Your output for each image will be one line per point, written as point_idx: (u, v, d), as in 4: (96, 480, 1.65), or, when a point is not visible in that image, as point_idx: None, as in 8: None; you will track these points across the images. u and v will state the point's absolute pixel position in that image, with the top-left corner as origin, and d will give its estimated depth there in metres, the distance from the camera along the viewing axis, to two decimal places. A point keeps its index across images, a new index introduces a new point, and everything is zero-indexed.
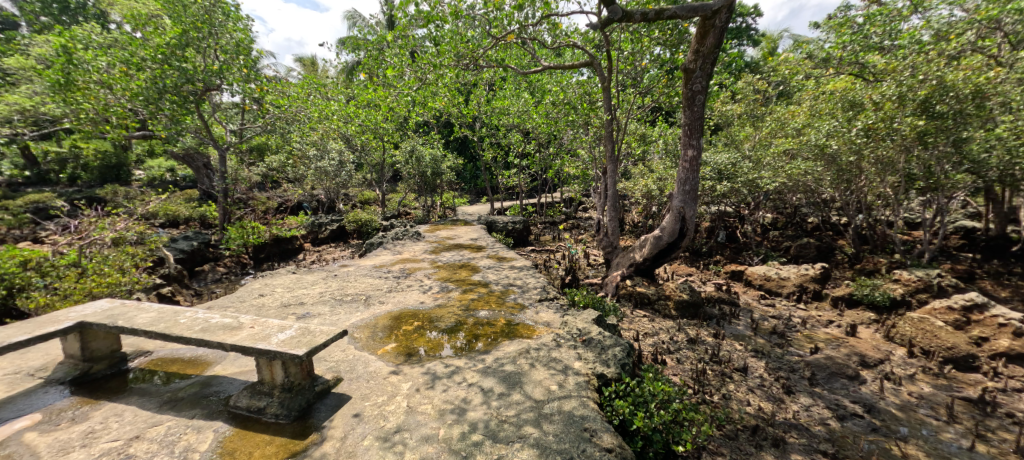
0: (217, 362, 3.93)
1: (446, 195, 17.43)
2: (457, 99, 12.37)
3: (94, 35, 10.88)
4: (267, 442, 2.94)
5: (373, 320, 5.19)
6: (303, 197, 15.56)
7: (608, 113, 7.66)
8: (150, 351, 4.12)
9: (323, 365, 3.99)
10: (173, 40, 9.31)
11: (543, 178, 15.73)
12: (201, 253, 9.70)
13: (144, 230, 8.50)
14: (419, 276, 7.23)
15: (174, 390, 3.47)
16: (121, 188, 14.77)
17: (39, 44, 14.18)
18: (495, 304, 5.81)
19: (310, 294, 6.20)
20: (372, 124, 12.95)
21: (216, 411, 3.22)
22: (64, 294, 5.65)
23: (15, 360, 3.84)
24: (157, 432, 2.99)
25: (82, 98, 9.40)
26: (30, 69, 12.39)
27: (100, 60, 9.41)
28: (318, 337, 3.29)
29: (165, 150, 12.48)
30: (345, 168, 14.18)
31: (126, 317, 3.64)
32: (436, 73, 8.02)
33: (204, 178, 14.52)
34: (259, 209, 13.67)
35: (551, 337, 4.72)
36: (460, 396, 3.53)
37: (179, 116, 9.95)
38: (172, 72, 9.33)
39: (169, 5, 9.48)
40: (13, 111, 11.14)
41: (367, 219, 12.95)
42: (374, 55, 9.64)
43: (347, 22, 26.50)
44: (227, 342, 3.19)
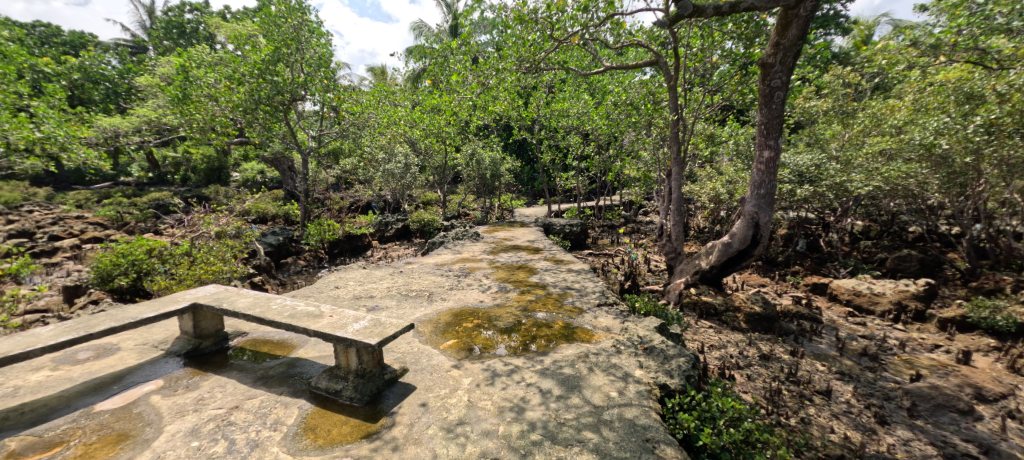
0: (300, 346, 4.33)
1: (504, 198, 17.69)
2: (516, 101, 12.54)
3: (205, 55, 12.57)
4: (343, 422, 3.18)
5: (436, 316, 5.42)
6: (372, 198, 16.62)
7: (674, 113, 7.37)
8: (246, 332, 4.66)
9: (391, 355, 4.25)
10: (268, 56, 10.38)
11: (602, 180, 15.42)
12: (285, 247, 10.73)
13: (241, 226, 9.59)
14: (479, 276, 7.43)
15: (266, 369, 3.88)
16: (222, 188, 16.87)
17: (164, 64, 16.66)
18: (553, 306, 5.82)
19: (379, 289, 6.62)
20: (436, 128, 13.60)
21: (301, 390, 3.55)
22: (180, 279, 6.57)
23: (144, 332, 4.52)
24: (252, 404, 3.35)
25: (195, 109, 11.00)
26: (156, 87, 14.57)
27: (210, 77, 10.90)
28: (389, 329, 3.52)
29: (258, 155, 14.03)
30: (411, 170, 14.92)
31: (230, 301, 4.15)
32: (499, 77, 8.19)
33: (288, 179, 16.10)
34: (335, 208, 14.85)
35: (611, 342, 4.63)
36: (520, 395, 3.58)
37: (270, 123, 11.13)
38: (266, 85, 10.48)
39: (265, 25, 10.52)
40: (142, 122, 13.17)
41: (430, 219, 13.55)
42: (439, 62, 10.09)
43: (414, 31, 27.93)
44: (311, 328, 3.50)
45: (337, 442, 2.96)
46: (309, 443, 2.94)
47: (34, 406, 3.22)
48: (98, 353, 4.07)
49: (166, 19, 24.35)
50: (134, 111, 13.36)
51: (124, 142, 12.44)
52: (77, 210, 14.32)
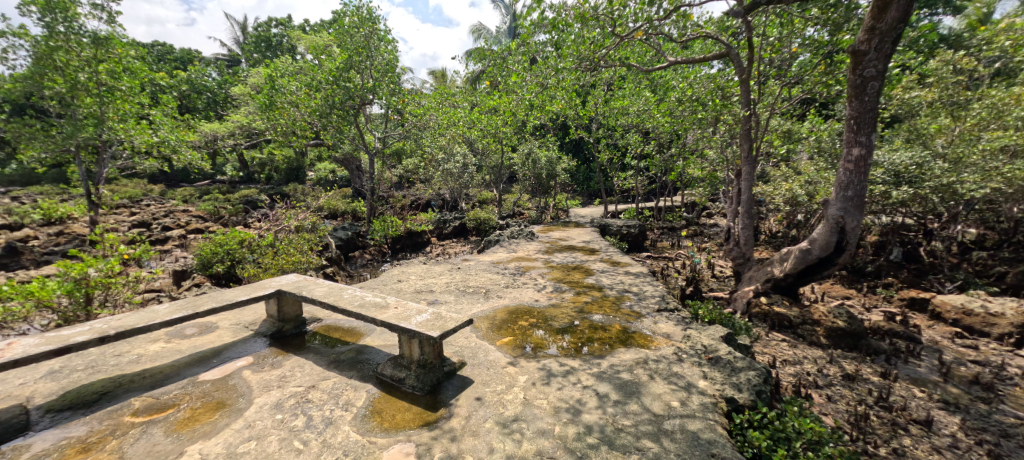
0: (367, 334, 4.62)
1: (559, 197, 17.57)
2: (574, 100, 12.39)
3: (288, 65, 13.80)
4: (407, 408, 3.34)
5: (492, 312, 5.53)
6: (432, 196, 17.28)
7: (746, 109, 6.87)
8: (321, 319, 5.06)
9: (450, 348, 4.40)
10: (342, 64, 11.14)
11: (663, 180, 14.76)
12: (353, 242, 11.48)
13: (315, 221, 10.40)
14: (534, 275, 7.45)
15: (337, 353, 4.19)
16: (300, 186, 18.44)
17: (254, 74, 18.54)
18: (610, 309, 5.68)
19: (438, 283, 6.88)
20: (493, 128, 13.86)
21: (368, 375, 3.78)
22: (266, 268, 7.29)
23: (237, 314, 5.08)
24: (327, 384, 3.62)
25: (280, 115, 12.16)
26: (247, 95, 16.27)
27: (292, 85, 11.96)
28: (449, 323, 3.65)
29: (330, 156, 15.16)
30: (468, 169, 15.30)
31: (308, 289, 4.53)
32: (557, 76, 8.14)
33: (357, 178, 17.22)
34: (397, 205, 15.65)
35: (672, 350, 4.43)
36: (576, 396, 3.55)
37: (342, 126, 11.98)
38: (339, 91, 11.30)
39: (339, 34, 11.17)
40: (236, 127, 14.78)
41: (486, 218, 13.81)
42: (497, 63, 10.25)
43: (473, 34, 28.63)
44: (379, 318, 3.71)
45: (401, 427, 3.11)
46: (376, 425, 3.11)
47: (153, 372, 3.73)
48: (201, 330, 4.63)
49: (256, 34, 27.06)
50: (229, 117, 14.99)
51: (221, 145, 14.03)
52: (184, 205, 16.38)
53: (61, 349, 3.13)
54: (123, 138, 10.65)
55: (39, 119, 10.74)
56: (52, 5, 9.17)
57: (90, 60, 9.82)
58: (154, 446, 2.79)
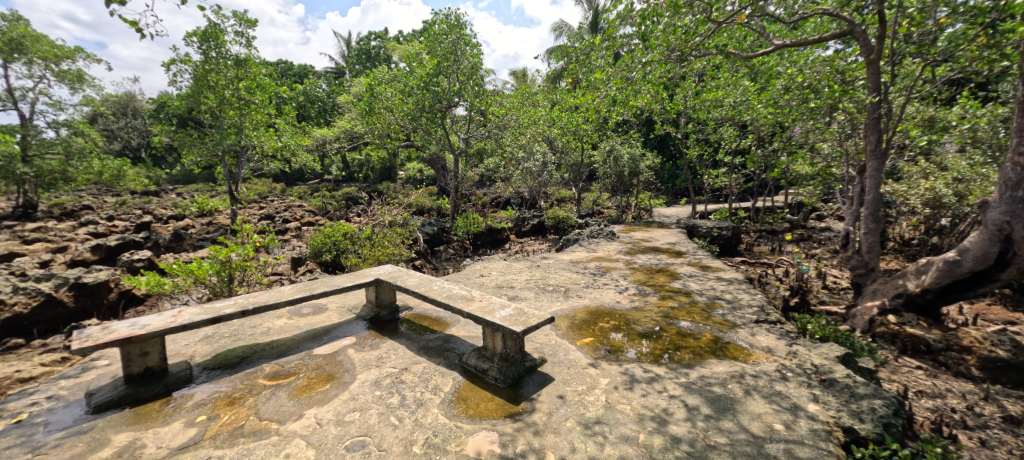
0: (453, 325, 4.87)
1: (641, 196, 16.80)
2: (661, 94, 11.74)
3: (384, 73, 15.02)
4: (490, 399, 3.44)
5: (572, 311, 5.48)
6: (511, 194, 17.61)
7: (873, 94, 5.92)
8: (411, 307, 5.46)
9: (530, 344, 4.46)
10: (431, 70, 11.81)
11: (763, 177, 13.32)
12: (439, 237, 12.16)
13: (406, 217, 11.22)
14: (615, 276, 7.23)
15: (426, 340, 4.48)
16: (392, 185, 20.03)
17: (356, 84, 20.53)
18: (699, 316, 5.30)
19: (518, 280, 7.01)
20: (574, 125, 13.71)
21: (454, 363, 3.99)
22: (365, 258, 8.07)
23: (342, 298, 5.69)
24: (418, 368, 3.89)
25: (377, 119, 13.33)
26: (350, 103, 18.07)
27: (388, 92, 13.03)
28: (531, 319, 3.70)
29: (419, 156, 16.22)
30: (548, 167, 15.32)
31: (402, 279, 4.91)
32: (644, 70, 7.78)
33: (442, 177, 18.21)
34: (479, 203, 16.22)
35: (774, 366, 3.99)
36: (662, 405, 3.37)
37: (430, 128, 12.75)
38: (429, 95, 12.04)
39: (430, 42, 11.84)
40: (341, 132, 16.51)
41: (565, 216, 13.71)
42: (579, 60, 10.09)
43: (555, 32, 28.54)
44: (465, 310, 3.89)
45: (485, 416, 3.22)
46: (461, 411, 3.26)
47: (278, 344, 4.33)
48: (314, 310, 5.29)
49: (358, 47, 29.91)
50: (335, 123, 16.78)
51: (328, 148, 15.79)
52: (299, 201, 18.76)
53: (214, 319, 3.67)
54: (255, 143, 12.48)
55: (197, 129, 13.06)
56: (207, 35, 11.07)
57: (233, 79, 11.70)
58: (280, 407, 3.23)
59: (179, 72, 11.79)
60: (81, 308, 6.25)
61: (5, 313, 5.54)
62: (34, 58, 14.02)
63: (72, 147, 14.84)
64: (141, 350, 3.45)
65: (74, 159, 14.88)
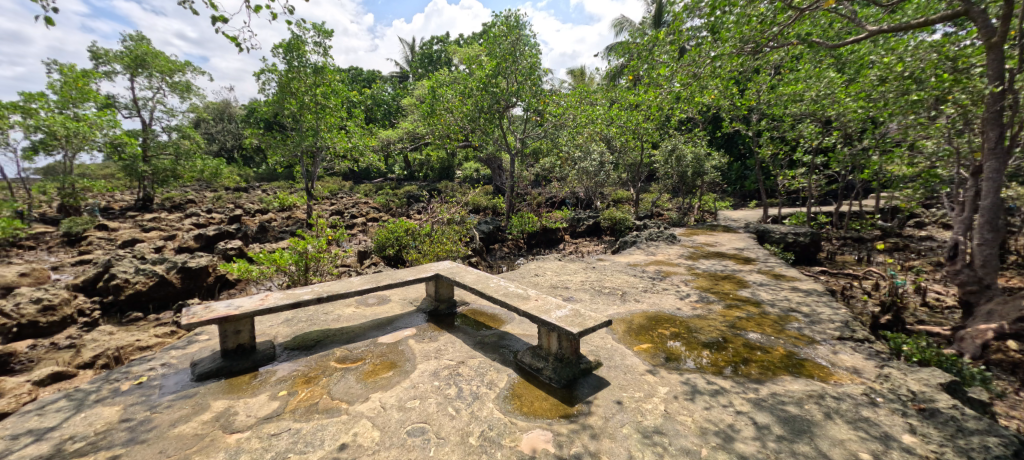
0: (508, 322, 4.93)
1: (706, 198, 15.87)
2: (730, 89, 11.01)
3: (445, 76, 15.53)
4: (544, 398, 3.44)
5: (629, 316, 5.32)
6: (567, 195, 17.43)
7: (994, 83, 5.10)
8: (468, 303, 5.60)
9: (585, 346, 4.39)
10: (490, 71, 12.00)
11: (849, 179, 12.01)
12: (494, 235, 12.34)
13: (463, 215, 11.52)
14: (676, 281, 6.90)
15: (482, 336, 4.58)
16: (450, 184, 20.66)
17: (419, 86, 21.44)
18: (770, 328, 4.91)
19: (573, 281, 6.94)
20: (634, 124, 13.28)
21: (509, 360, 4.04)
22: (425, 254, 8.40)
23: (404, 291, 5.97)
24: (474, 362, 3.99)
25: (438, 120, 13.80)
26: (413, 105, 18.91)
27: (449, 94, 13.46)
28: (588, 321, 3.64)
29: (476, 156, 16.58)
30: (605, 167, 14.96)
31: (460, 275, 5.05)
32: (713, 64, 7.34)
33: (498, 176, 18.48)
34: (534, 203, 16.25)
35: (860, 389, 3.59)
36: (728, 421, 3.17)
37: (488, 128, 12.97)
38: (487, 96, 12.27)
39: (489, 44, 12.05)
40: (404, 133, 17.32)
41: (622, 217, 13.32)
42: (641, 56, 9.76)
43: (615, 29, 27.82)
44: (521, 308, 3.92)
45: (539, 414, 3.22)
46: (516, 408, 3.29)
47: (347, 330, 4.65)
48: (379, 301, 5.61)
49: (422, 52, 31.19)
50: (399, 125, 17.64)
51: (393, 148, 16.64)
52: (365, 198, 19.97)
53: (294, 304, 4.02)
54: (329, 144, 13.48)
55: (280, 131, 14.37)
56: (291, 46, 12.14)
57: (312, 85, 12.73)
58: (349, 389, 3.47)
59: (267, 80, 13.05)
60: (186, 289, 7.13)
61: (129, 289, 6.60)
62: (154, 72, 16.25)
63: (180, 148, 17.00)
64: (235, 328, 3.87)
65: (182, 159, 17.05)
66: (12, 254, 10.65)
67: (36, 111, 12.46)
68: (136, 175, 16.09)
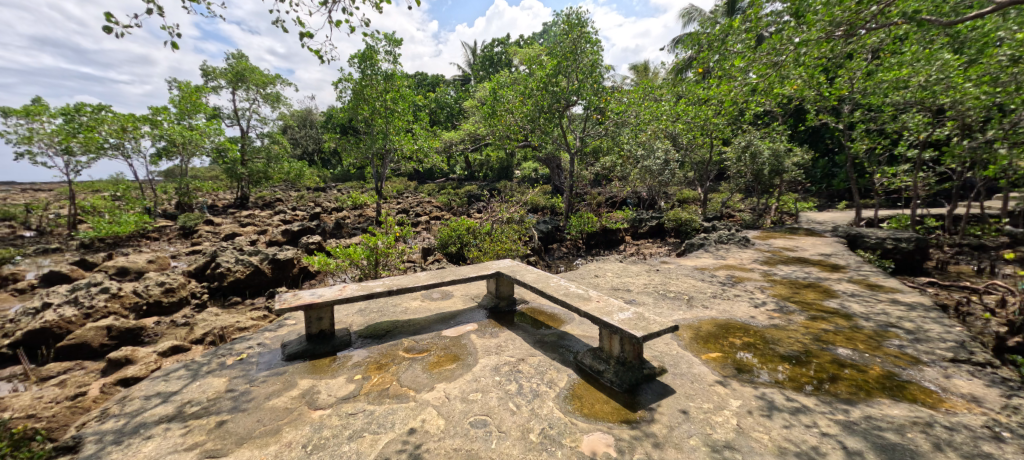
0: (568, 322, 4.91)
1: (785, 198, 14.55)
2: (816, 78, 9.97)
3: (506, 77, 15.74)
4: (605, 401, 3.38)
5: (696, 322, 5.04)
6: (628, 194, 16.89)
7: None
8: (528, 301, 5.65)
9: (649, 351, 4.24)
10: (551, 71, 11.94)
11: (966, 177, 10.36)
12: (553, 235, 12.30)
13: (522, 215, 11.61)
14: (749, 287, 6.42)
15: (542, 335, 4.60)
16: (509, 184, 20.92)
17: (480, 88, 21.95)
18: (864, 344, 4.39)
19: (636, 283, 6.71)
20: (703, 120, 12.53)
21: (569, 361, 4.02)
22: (485, 252, 8.59)
23: (466, 287, 6.17)
24: (534, 360, 4.02)
25: (498, 121, 14.02)
26: (475, 107, 19.39)
27: (509, 95, 13.62)
28: (653, 325, 3.51)
29: (535, 155, 16.60)
30: (670, 166, 14.26)
31: (521, 273, 5.11)
32: (797, 51, 6.70)
33: (557, 176, 18.39)
34: (594, 202, 15.93)
35: (980, 420, 3.10)
36: (811, 442, 2.89)
37: (548, 128, 12.93)
38: (548, 96, 12.23)
39: (550, 43, 12.00)
40: (466, 134, 17.82)
41: (688, 218, 12.62)
42: (712, 47, 9.16)
43: (682, 19, 26.41)
44: (582, 309, 3.86)
45: (600, 417, 3.17)
46: (576, 409, 3.27)
47: (414, 322, 4.91)
48: (443, 296, 5.85)
49: (483, 55, 31.91)
50: (461, 126, 18.18)
51: (455, 149, 17.19)
52: (428, 197, 20.85)
53: (368, 295, 4.32)
54: (396, 146, 14.26)
55: (354, 135, 15.47)
56: (364, 56, 13.01)
57: (382, 92, 13.54)
58: (415, 377, 3.65)
59: (343, 88, 14.09)
60: (276, 278, 7.96)
61: (231, 276, 7.49)
62: (251, 85, 18.25)
63: (271, 152, 18.94)
64: (317, 315, 4.25)
65: (272, 162, 18.99)
66: (142, 245, 12.55)
67: (161, 123, 14.56)
68: (236, 177, 18.20)
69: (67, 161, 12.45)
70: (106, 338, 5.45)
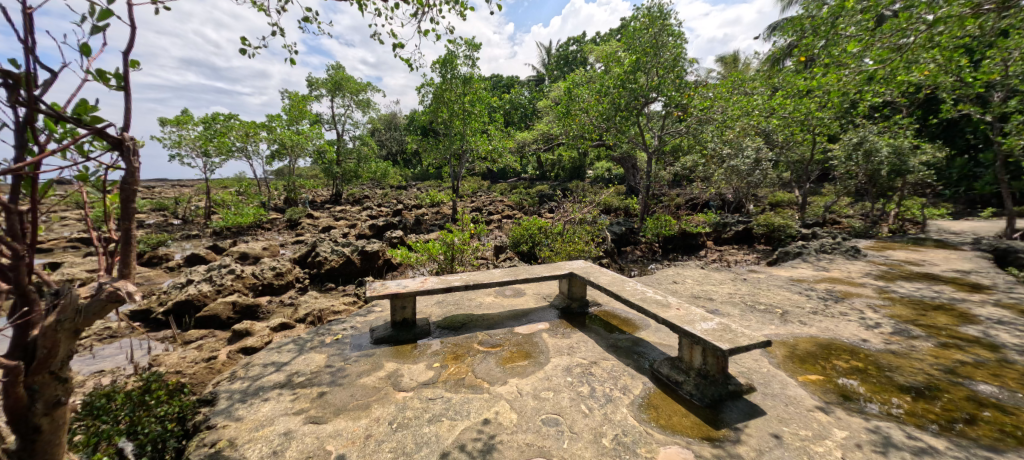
0: (643, 328, 4.72)
1: (907, 204, 12.51)
2: (955, 61, 8.40)
3: (582, 76, 15.50)
4: (684, 414, 3.20)
5: (791, 339, 4.55)
6: (711, 196, 15.74)
7: None
8: (601, 304, 5.53)
9: (735, 367, 3.92)
10: (629, 67, 11.52)
11: None
12: (626, 237, 11.90)
13: (596, 216, 11.38)
14: (859, 305, 5.63)
15: (615, 339, 4.47)
16: (582, 184, 20.62)
17: (555, 88, 21.89)
18: (1015, 382, 3.64)
19: (719, 292, 6.24)
20: (805, 114, 11.21)
21: (644, 368, 3.86)
22: (557, 252, 8.56)
23: (538, 286, 6.21)
24: (607, 364, 3.93)
25: (573, 121, 13.87)
26: (549, 107, 19.41)
27: (585, 93, 13.39)
28: (741, 339, 3.25)
29: (610, 155, 16.17)
30: (762, 166, 12.83)
31: (595, 275, 5.02)
32: (932, 31, 5.70)
33: (632, 176, 17.73)
34: (672, 205, 15.08)
35: None
36: None
37: (624, 126, 12.50)
38: (625, 93, 11.82)
39: (629, 39, 11.57)
40: (539, 134, 17.89)
41: (783, 224, 11.37)
42: (818, 32, 8.16)
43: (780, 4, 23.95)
44: (661, 315, 3.69)
45: (678, 430, 3.01)
46: (652, 418, 3.14)
47: (488, 317, 5.06)
48: (515, 293, 5.96)
49: (558, 54, 31.88)
50: (535, 126, 18.30)
51: (528, 149, 17.37)
52: (501, 197, 21.33)
53: (446, 288, 4.54)
54: (472, 147, 14.80)
55: (434, 137, 16.33)
56: (445, 61, 13.66)
57: (460, 95, 14.13)
58: (490, 371, 3.77)
59: (425, 93, 14.94)
60: (364, 268, 8.70)
61: (328, 264, 8.35)
62: (346, 92, 20.13)
63: (361, 154, 20.74)
64: (402, 304, 4.57)
65: (362, 163, 20.77)
66: (257, 234, 14.48)
67: (274, 128, 16.68)
68: (332, 176, 20.21)
69: (205, 164, 15.94)
70: (231, 312, 6.39)
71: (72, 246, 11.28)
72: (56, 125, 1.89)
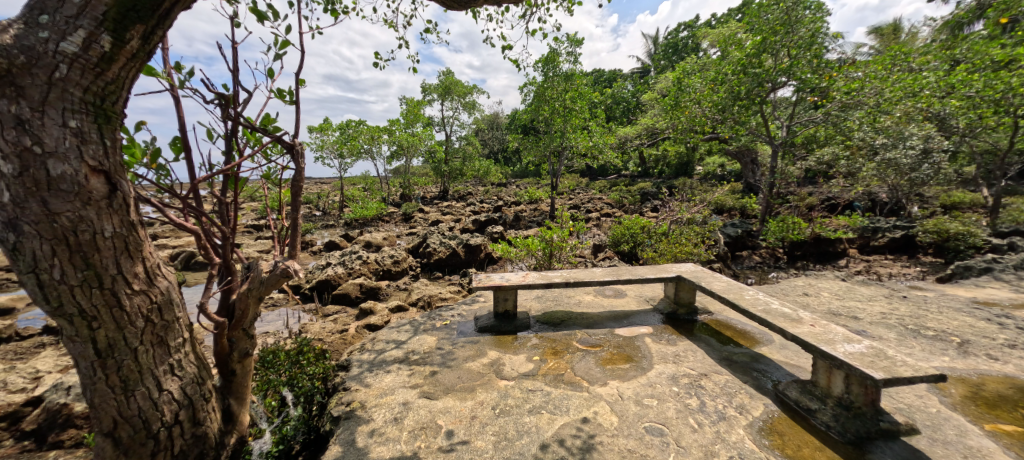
0: (764, 344, 4.21)
1: None
2: None
3: (693, 65, 14.29)
4: (818, 447, 2.78)
5: (973, 376, 3.64)
6: (856, 196, 13.32)
7: None
8: (712, 312, 5.07)
9: (889, 401, 3.28)
10: (752, 50, 10.19)
11: None
12: (742, 240, 10.75)
13: (707, 217, 10.45)
14: None
15: (729, 352, 4.07)
16: (690, 182, 19.11)
17: (663, 79, 20.55)
18: None
19: (867, 310, 5.26)
20: (1001, 91, 8.77)
21: (766, 388, 3.45)
22: (661, 254, 8.07)
23: (640, 288, 5.94)
24: (720, 378, 3.60)
25: (681, 113, 12.86)
26: (655, 99, 18.31)
27: (697, 82, 12.30)
28: (901, 369, 2.71)
29: (724, 149, 14.66)
30: (933, 159, 10.24)
31: (707, 280, 4.60)
32: None
33: (751, 172, 15.87)
34: (802, 205, 13.13)
35: None
36: None
37: (744, 116, 11.13)
38: (746, 79, 10.46)
39: (754, 17, 10.26)
40: (643, 129, 17.03)
41: (965, 232, 9.00)
42: None
43: None
44: (789, 331, 3.25)
45: None
46: (776, 446, 2.79)
47: (586, 316, 5.01)
48: (616, 294, 5.78)
49: (667, 43, 29.98)
50: (639, 121, 17.42)
51: (630, 144, 16.64)
52: (600, 194, 20.83)
53: (547, 284, 4.59)
54: (573, 144, 14.71)
55: (534, 135, 16.60)
56: (547, 59, 13.74)
57: (562, 92, 14.11)
58: (590, 370, 3.74)
59: (527, 92, 15.25)
60: (468, 260, 9.25)
61: (437, 255, 9.07)
62: (455, 96, 21.49)
63: (467, 153, 22.03)
64: (504, 296, 4.77)
65: (467, 161, 22.05)
66: (379, 225, 16.37)
67: (394, 131, 18.59)
68: (441, 174, 21.86)
69: (341, 164, 18.52)
70: (359, 291, 7.36)
71: (248, 230, 14.06)
72: (251, 134, 2.39)
